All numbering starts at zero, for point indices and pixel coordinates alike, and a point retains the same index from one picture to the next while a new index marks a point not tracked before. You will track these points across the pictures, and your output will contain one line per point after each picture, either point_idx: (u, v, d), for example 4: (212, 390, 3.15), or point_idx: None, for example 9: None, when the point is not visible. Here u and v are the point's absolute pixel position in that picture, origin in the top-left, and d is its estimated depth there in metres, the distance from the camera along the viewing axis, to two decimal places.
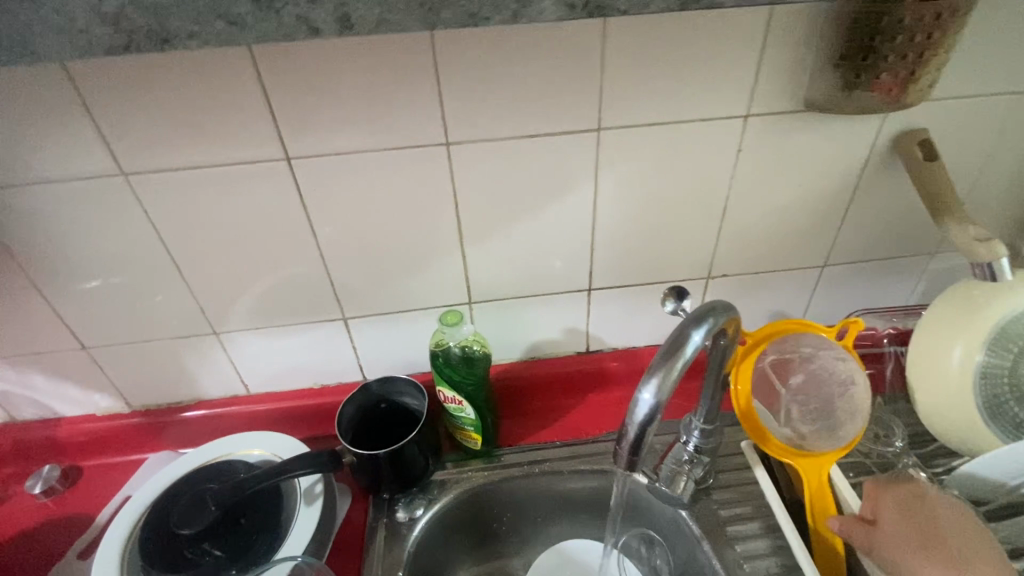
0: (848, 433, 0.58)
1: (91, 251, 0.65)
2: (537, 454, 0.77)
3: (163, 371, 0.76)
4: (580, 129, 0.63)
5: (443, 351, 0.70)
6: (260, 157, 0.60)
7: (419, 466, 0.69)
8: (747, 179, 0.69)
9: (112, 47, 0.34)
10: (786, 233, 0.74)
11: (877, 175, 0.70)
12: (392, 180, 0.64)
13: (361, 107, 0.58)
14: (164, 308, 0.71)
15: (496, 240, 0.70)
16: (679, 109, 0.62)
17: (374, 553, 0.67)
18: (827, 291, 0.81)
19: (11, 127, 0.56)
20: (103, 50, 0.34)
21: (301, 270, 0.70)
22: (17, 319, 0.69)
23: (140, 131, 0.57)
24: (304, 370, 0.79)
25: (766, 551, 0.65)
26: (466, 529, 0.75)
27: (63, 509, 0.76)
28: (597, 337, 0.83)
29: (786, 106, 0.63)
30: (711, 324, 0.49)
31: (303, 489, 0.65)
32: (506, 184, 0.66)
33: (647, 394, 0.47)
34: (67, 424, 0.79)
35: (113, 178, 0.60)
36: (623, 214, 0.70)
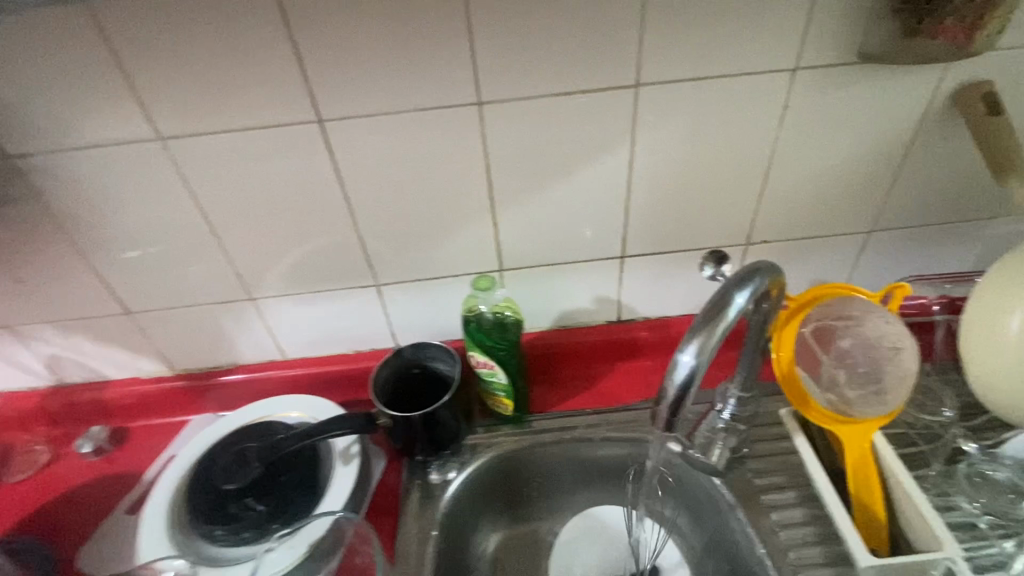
0: (896, 399, 0.55)
1: (131, 216, 0.66)
2: (568, 421, 0.77)
3: (202, 337, 0.78)
4: (617, 86, 0.60)
5: (475, 316, 0.71)
6: (293, 119, 0.60)
7: (451, 430, 0.70)
8: (793, 138, 0.66)
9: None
10: (831, 197, 0.71)
11: (933, 133, 0.66)
12: (424, 143, 0.63)
13: (394, 65, 0.57)
14: (201, 274, 0.72)
15: (528, 205, 0.69)
16: (723, 63, 0.59)
17: (408, 512, 0.68)
18: (873, 258, 0.77)
19: (50, 91, 0.57)
20: None
21: (334, 236, 0.70)
22: (63, 284, 0.72)
23: (175, 93, 0.57)
24: (337, 337, 0.80)
25: (802, 519, 0.64)
26: (498, 493, 0.76)
27: (113, 467, 0.79)
28: (630, 306, 0.81)
29: (839, 59, 0.60)
30: (756, 285, 0.47)
31: (339, 449, 0.66)
32: (540, 146, 0.64)
33: (687, 355, 0.45)
34: (113, 387, 0.83)
35: (150, 142, 0.60)
36: (660, 177, 0.68)
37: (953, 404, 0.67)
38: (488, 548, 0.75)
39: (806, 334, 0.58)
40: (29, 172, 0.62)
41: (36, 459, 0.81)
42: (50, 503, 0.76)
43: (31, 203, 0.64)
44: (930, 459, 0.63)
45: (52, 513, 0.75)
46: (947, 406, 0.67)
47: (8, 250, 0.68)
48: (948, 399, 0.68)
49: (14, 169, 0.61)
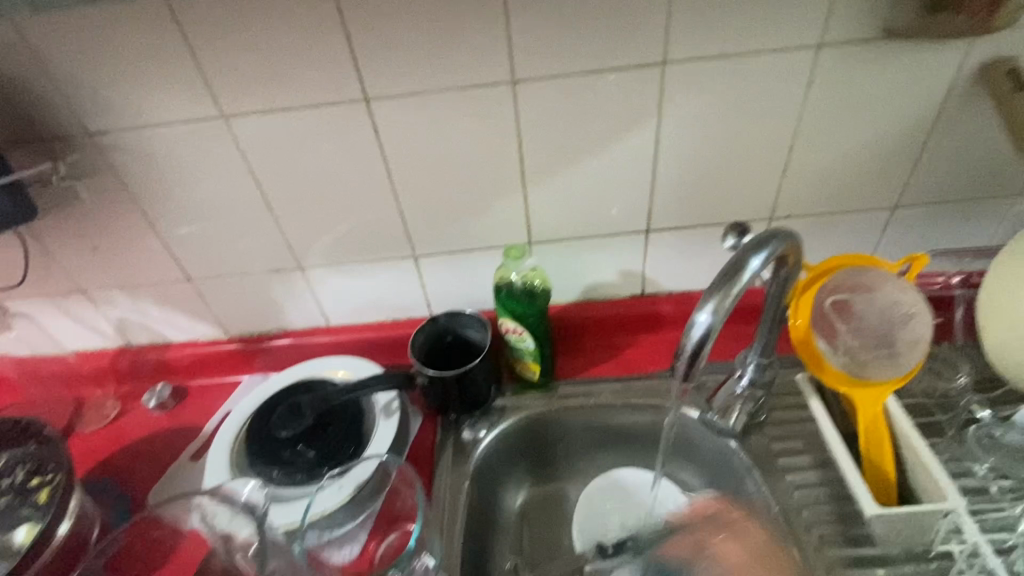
0: (907, 362, 0.58)
1: (195, 190, 0.72)
2: (592, 387, 0.81)
3: (255, 303, 0.85)
4: (645, 64, 0.63)
5: (506, 285, 0.76)
6: (342, 99, 0.65)
7: (482, 391, 0.75)
8: (817, 115, 0.67)
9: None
10: (855, 173, 0.73)
11: (959, 109, 0.67)
12: (462, 120, 0.67)
13: (435, 46, 0.61)
14: (256, 244, 0.78)
15: (558, 181, 0.73)
16: (749, 41, 0.62)
17: (443, 466, 0.74)
18: (896, 234, 0.79)
19: (129, 73, 0.63)
20: None
21: (376, 209, 0.75)
22: (133, 252, 0.79)
23: (238, 75, 0.63)
24: (376, 305, 0.86)
25: (816, 481, 0.67)
26: (525, 453, 0.81)
27: (175, 421, 0.87)
28: (653, 281, 0.85)
29: (863, 35, 0.61)
30: (770, 250, 0.50)
31: (381, 405, 0.73)
32: (570, 123, 0.68)
33: (704, 315, 0.48)
34: (174, 348, 0.90)
35: (214, 120, 0.66)
36: (685, 154, 0.71)
37: (969, 372, 0.69)
38: (515, 504, 0.81)
39: (825, 304, 0.60)
40: (108, 147, 0.68)
41: (107, 413, 0.89)
42: (120, 451, 0.84)
43: (109, 176, 0.71)
44: (945, 427, 0.65)
45: (123, 460, 0.83)
46: (962, 373, 0.69)
47: (87, 220, 0.75)
48: (965, 367, 0.69)
49: (95, 145, 0.68)
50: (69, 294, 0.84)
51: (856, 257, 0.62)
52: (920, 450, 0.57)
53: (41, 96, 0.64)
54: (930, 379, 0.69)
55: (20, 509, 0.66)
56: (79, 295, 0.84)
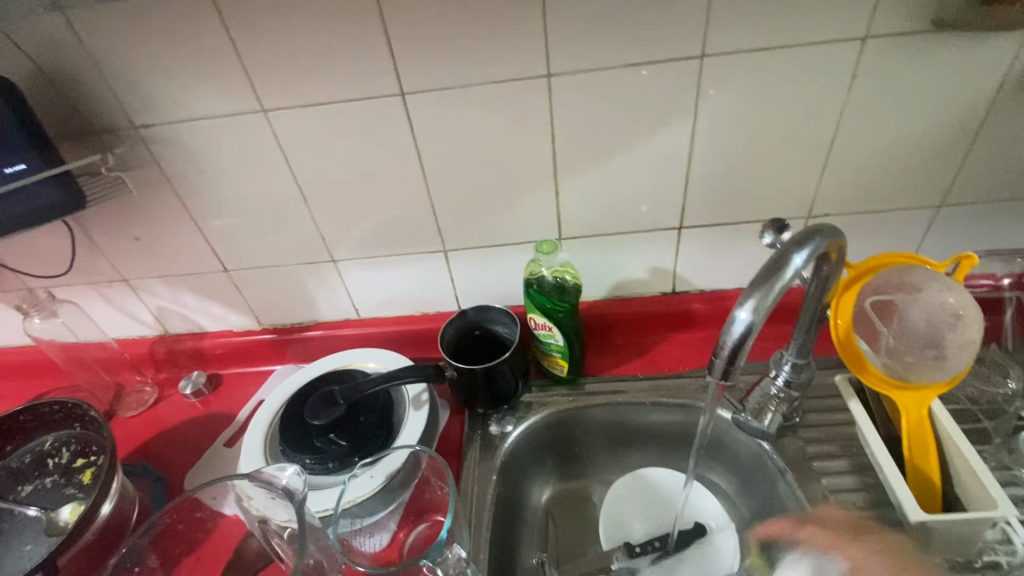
0: (955, 366, 0.55)
1: (234, 182, 0.74)
2: (620, 384, 0.81)
3: (288, 294, 0.87)
4: (682, 57, 0.62)
5: (536, 279, 0.75)
6: (379, 93, 0.65)
7: (510, 386, 0.75)
8: (860, 110, 0.66)
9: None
10: (899, 170, 0.70)
11: (1013, 104, 0.64)
12: (496, 114, 0.67)
13: (469, 40, 0.61)
14: (291, 237, 0.80)
15: (590, 176, 0.72)
16: (791, 33, 0.60)
17: (470, 459, 0.74)
18: (941, 234, 0.76)
19: (174, 67, 0.64)
20: None
21: (409, 202, 0.75)
22: (172, 242, 0.81)
23: (277, 69, 0.64)
24: (406, 298, 0.87)
25: (854, 486, 0.65)
26: (552, 449, 0.81)
27: (209, 408, 0.89)
28: (684, 279, 0.84)
29: (913, 26, 0.59)
30: (814, 247, 0.48)
31: (411, 396, 0.74)
32: (604, 117, 0.67)
33: (744, 312, 0.46)
34: (210, 337, 0.93)
35: (254, 114, 0.68)
36: (721, 149, 0.69)
37: (1019, 377, 0.66)
38: (541, 499, 0.81)
39: (866, 304, 0.59)
40: (152, 140, 0.70)
41: (145, 398, 0.92)
42: (157, 436, 0.86)
43: (152, 167, 0.73)
44: (992, 434, 0.63)
45: (160, 444, 0.85)
46: (1012, 378, 0.66)
47: (130, 210, 0.77)
48: (1015, 371, 0.67)
49: (139, 138, 0.70)
50: (111, 283, 0.86)
51: (901, 256, 0.60)
52: (965, 451, 0.55)
53: (90, 89, 0.66)
54: (979, 382, 0.67)
55: (67, 488, 0.71)
56: (120, 283, 0.87)
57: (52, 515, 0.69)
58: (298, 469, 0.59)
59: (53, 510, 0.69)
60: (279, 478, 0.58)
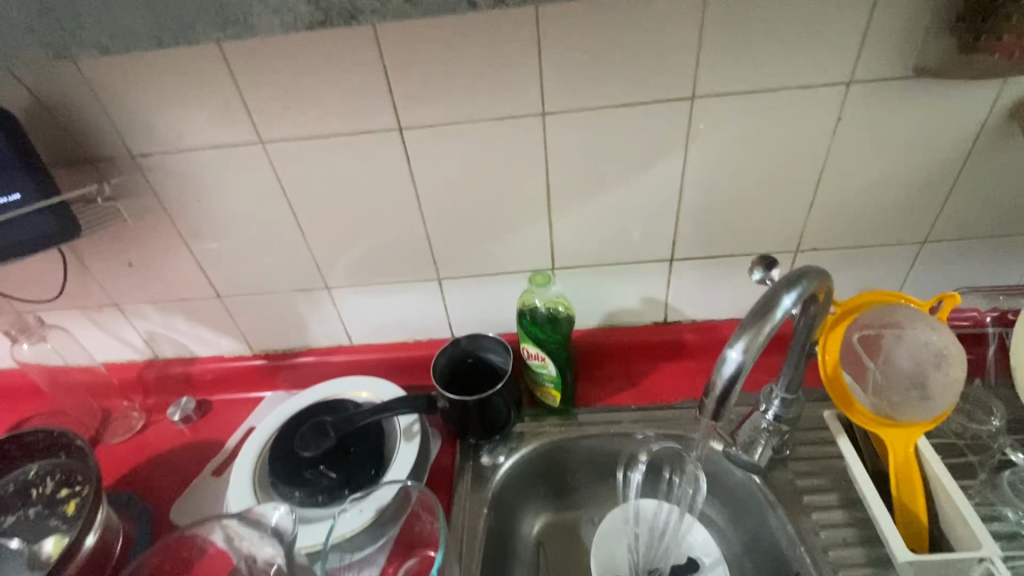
0: (940, 404, 0.56)
1: (230, 211, 0.75)
2: (612, 414, 0.81)
3: (281, 320, 0.87)
4: (673, 98, 0.64)
5: (530, 310, 0.76)
6: (377, 127, 0.67)
7: (503, 417, 0.75)
8: (845, 150, 0.68)
9: (311, 24, 0.38)
10: (883, 208, 0.72)
11: (991, 147, 0.67)
12: (491, 149, 0.68)
13: (467, 78, 0.63)
14: (286, 264, 0.80)
15: (583, 209, 0.73)
16: (779, 77, 0.62)
17: (461, 491, 0.74)
18: (926, 269, 0.78)
19: (174, 100, 0.65)
20: (304, 25, 0.38)
21: (404, 232, 0.76)
22: (166, 268, 0.81)
23: (276, 103, 0.65)
24: (399, 325, 0.87)
25: (843, 521, 0.65)
26: (543, 479, 0.81)
27: (198, 435, 0.88)
28: (675, 309, 0.84)
29: (895, 73, 0.61)
30: (802, 289, 0.49)
31: (403, 428, 0.74)
32: (597, 153, 0.69)
33: (735, 352, 0.47)
34: (201, 362, 0.92)
35: (252, 146, 0.69)
36: (711, 185, 0.71)
37: (1002, 414, 0.67)
38: (533, 531, 0.80)
39: (854, 339, 0.60)
40: (148, 168, 0.71)
41: (133, 424, 0.90)
42: (144, 463, 0.85)
43: (148, 195, 0.73)
44: (977, 470, 0.64)
45: (147, 472, 0.84)
46: (996, 416, 0.67)
47: (124, 236, 0.77)
48: (997, 408, 0.67)
49: (135, 166, 0.71)
50: (102, 307, 0.86)
51: (884, 294, 0.61)
52: (947, 487, 0.56)
53: (88, 118, 0.67)
54: (962, 418, 0.67)
55: (50, 519, 0.69)
56: (112, 308, 0.86)
57: (34, 548, 0.67)
58: (288, 509, 0.58)
59: (35, 543, 0.68)
60: (266, 516, 0.58)
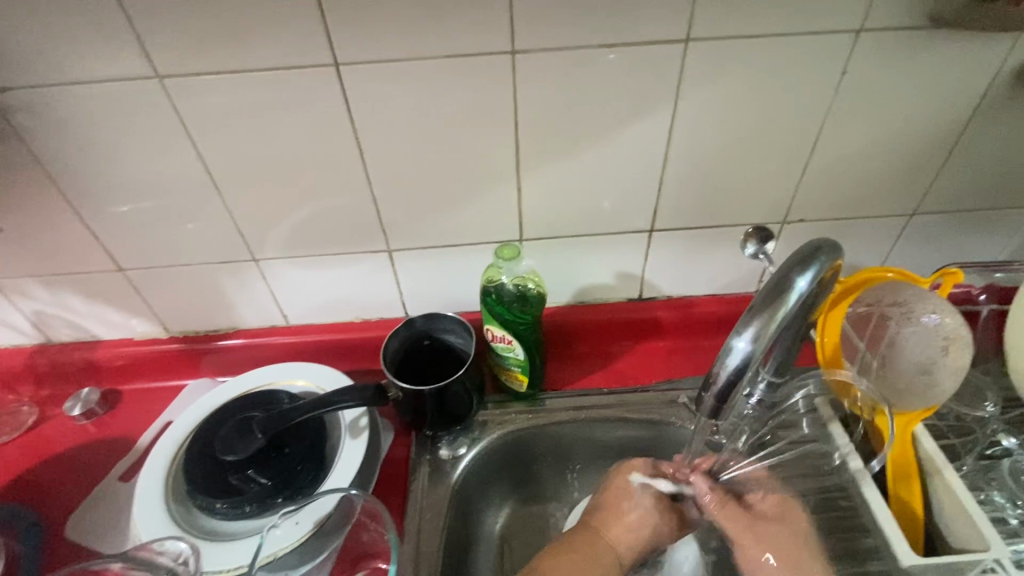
0: (943, 391, 0.55)
1: (126, 167, 0.61)
2: (582, 399, 0.74)
3: (201, 297, 0.74)
4: (663, 41, 0.55)
5: (495, 287, 0.66)
6: (307, 62, 0.54)
7: (464, 406, 0.66)
8: (846, 109, 0.61)
9: None
10: (876, 177, 0.67)
11: (994, 111, 0.62)
12: (449, 96, 0.57)
13: (417, 4, 0.51)
14: (204, 233, 0.67)
15: (555, 171, 0.64)
16: (784, 19, 0.54)
17: (416, 488, 0.66)
18: (911, 242, 0.74)
19: (34, 15, 0.50)
20: None
21: (347, 195, 0.65)
22: (49, 235, 0.66)
23: (175, 25, 0.51)
24: (344, 303, 0.76)
25: None
26: (509, 470, 0.73)
27: (104, 432, 0.75)
28: (652, 285, 0.77)
29: (908, 21, 0.55)
30: (818, 268, 0.43)
31: (348, 422, 0.63)
32: (573, 105, 0.59)
33: (742, 342, 0.42)
34: (105, 347, 0.78)
35: (148, 82, 0.55)
36: (698, 147, 0.63)
37: (996, 400, 0.64)
38: (496, 527, 0.73)
39: (852, 321, 0.60)
40: (9, 108, 0.55)
41: (22, 421, 0.76)
42: (36, 466, 0.72)
43: (13, 143, 0.58)
44: (960, 452, 0.61)
45: (40, 476, 0.71)
46: (989, 402, 0.64)
47: None
48: (991, 393, 0.64)
49: None
50: None
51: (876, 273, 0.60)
52: (943, 465, 0.53)
53: None
54: (951, 401, 0.64)
55: None
56: None
57: None
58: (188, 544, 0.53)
59: None
60: (161, 554, 0.53)
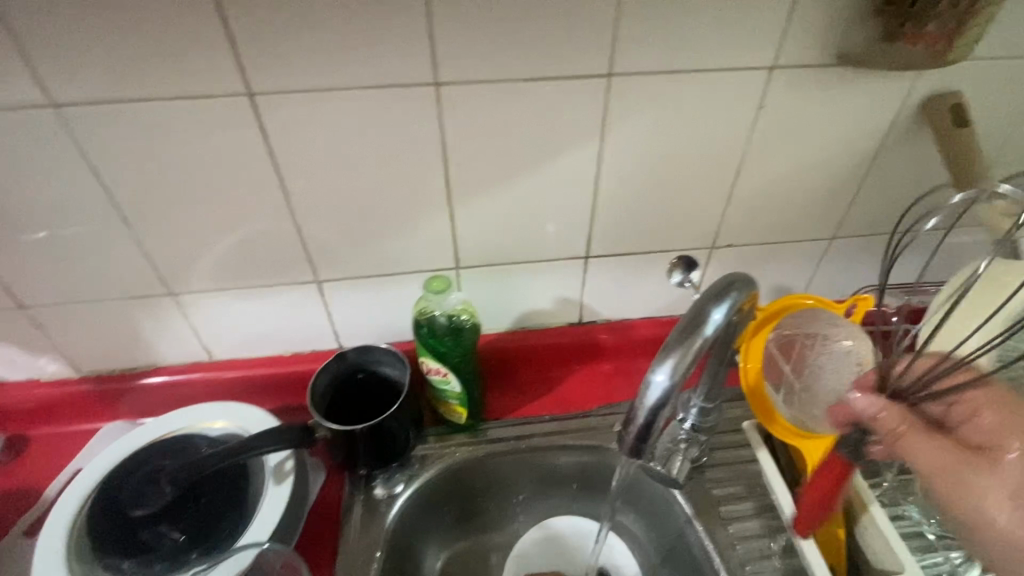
0: None
1: (25, 200, 0.56)
2: (525, 428, 0.73)
3: (116, 334, 0.69)
4: (587, 74, 0.55)
5: (427, 320, 0.65)
6: (220, 92, 0.52)
7: (400, 442, 0.64)
8: (766, 140, 0.63)
9: None
10: (798, 203, 0.69)
11: (899, 142, 0.65)
12: (373, 127, 0.56)
13: (335, 35, 0.50)
14: (115, 267, 0.63)
15: (487, 200, 0.64)
16: (701, 55, 0.55)
17: (350, 531, 0.63)
18: (833, 264, 0.77)
19: None
20: None
21: (271, 226, 0.62)
22: None
23: (72, 53, 0.48)
24: (274, 336, 0.73)
25: (758, 532, 0.63)
26: (450, 504, 0.71)
27: (8, 482, 0.69)
28: (591, 309, 0.78)
29: (816, 59, 0.57)
30: (731, 301, 0.44)
31: (272, 466, 0.60)
32: (501, 136, 0.59)
33: (660, 375, 0.43)
34: (9, 390, 0.72)
35: (43, 111, 0.51)
36: (627, 176, 0.64)
37: None
38: (437, 564, 0.71)
39: (774, 347, 0.62)
40: None
41: None
42: None
43: None
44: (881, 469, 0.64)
45: None
46: None
47: None
48: None
49: None
50: None
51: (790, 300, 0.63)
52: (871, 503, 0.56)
53: None
54: None
55: None
56: None
57: None
58: None
59: None
60: None
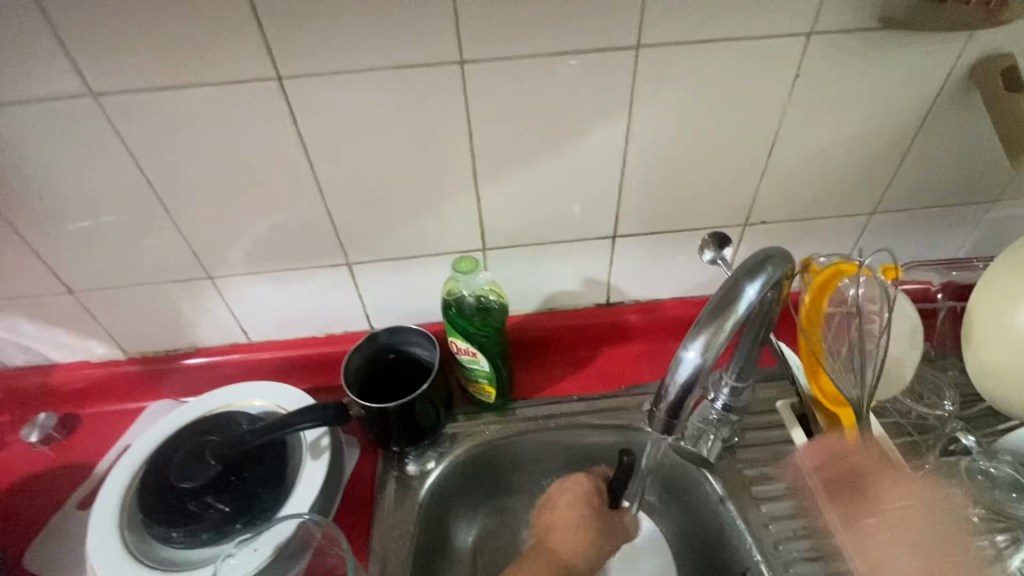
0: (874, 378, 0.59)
1: (70, 187, 0.59)
2: (553, 408, 0.73)
3: (158, 317, 0.72)
4: (615, 47, 0.54)
5: (455, 300, 0.66)
6: (250, 77, 0.53)
7: (430, 420, 0.65)
8: (802, 111, 0.61)
9: None
10: (835, 177, 0.67)
11: (945, 111, 0.62)
12: (399, 108, 0.56)
13: (360, 16, 0.50)
14: (155, 252, 0.65)
15: (513, 180, 0.63)
16: (734, 24, 0.53)
17: (384, 506, 0.65)
18: (872, 240, 0.75)
19: None
20: None
21: (301, 210, 0.63)
22: None
23: (109, 42, 0.49)
24: (307, 318, 0.75)
25: (792, 512, 0.62)
26: (480, 482, 0.73)
27: (64, 457, 0.73)
28: (618, 289, 0.77)
29: (857, 23, 0.54)
30: (767, 276, 0.43)
31: (308, 442, 0.62)
32: (527, 114, 0.58)
33: (692, 352, 0.42)
34: (61, 370, 0.76)
35: (83, 100, 0.53)
36: (655, 153, 0.63)
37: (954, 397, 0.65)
38: (468, 540, 0.72)
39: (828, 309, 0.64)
40: None
41: None
42: None
43: None
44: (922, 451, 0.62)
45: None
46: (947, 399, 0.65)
47: None
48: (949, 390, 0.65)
49: None
50: None
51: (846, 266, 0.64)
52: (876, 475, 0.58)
53: None
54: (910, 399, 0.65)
55: None
56: None
57: None
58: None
59: None
60: None
